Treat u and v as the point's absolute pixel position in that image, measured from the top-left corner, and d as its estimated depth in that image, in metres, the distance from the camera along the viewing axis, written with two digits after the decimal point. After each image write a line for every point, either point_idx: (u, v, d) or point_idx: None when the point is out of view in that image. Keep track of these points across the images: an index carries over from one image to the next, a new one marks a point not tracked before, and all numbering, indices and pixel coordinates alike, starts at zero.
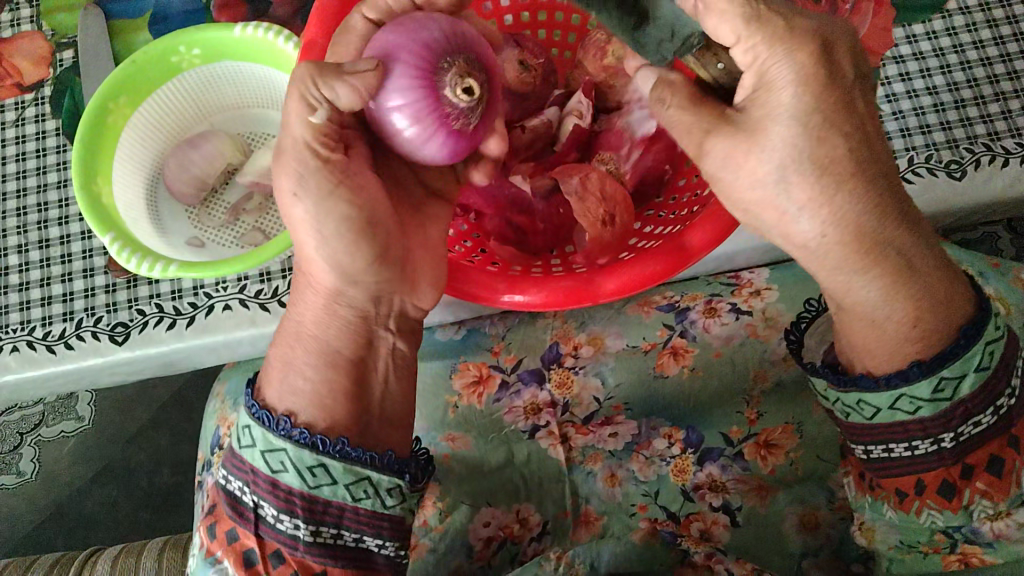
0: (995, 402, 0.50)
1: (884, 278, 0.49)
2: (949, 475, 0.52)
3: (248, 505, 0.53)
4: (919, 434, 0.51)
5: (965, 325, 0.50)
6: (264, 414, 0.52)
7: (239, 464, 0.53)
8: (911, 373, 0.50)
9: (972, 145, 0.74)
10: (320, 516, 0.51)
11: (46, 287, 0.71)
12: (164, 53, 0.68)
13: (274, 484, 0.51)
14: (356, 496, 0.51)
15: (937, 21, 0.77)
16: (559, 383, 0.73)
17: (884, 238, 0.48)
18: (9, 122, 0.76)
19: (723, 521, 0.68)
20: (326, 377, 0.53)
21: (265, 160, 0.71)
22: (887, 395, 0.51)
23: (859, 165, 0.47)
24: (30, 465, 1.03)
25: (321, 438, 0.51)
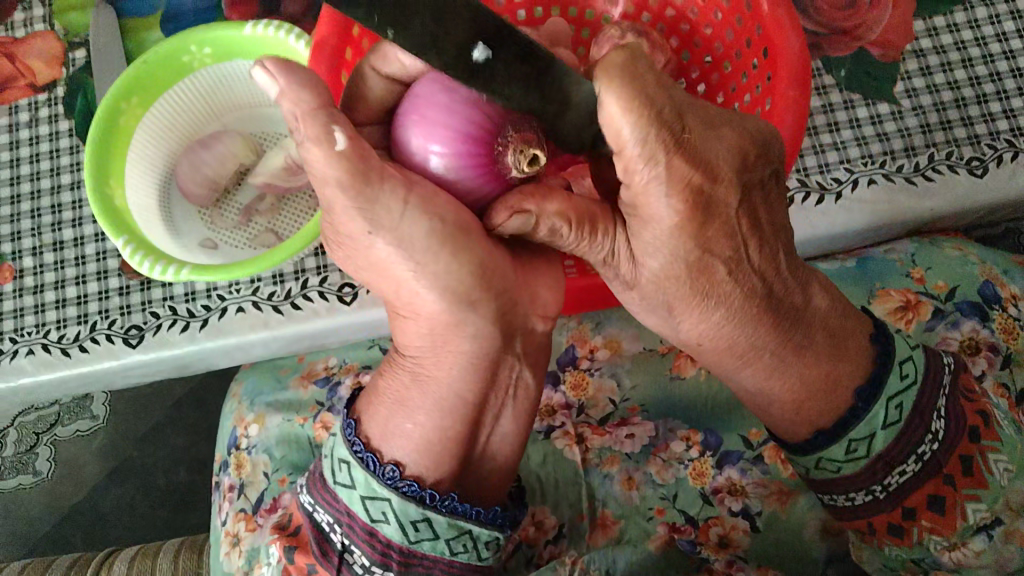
0: (914, 450, 0.52)
1: (761, 371, 0.53)
2: (894, 518, 0.55)
3: (336, 543, 0.53)
4: (853, 487, 0.54)
5: (862, 388, 0.53)
6: (368, 455, 0.51)
7: (331, 500, 0.52)
8: (820, 441, 0.54)
9: (994, 141, 0.72)
10: (414, 567, 0.51)
11: (60, 289, 0.71)
12: (174, 53, 0.67)
13: (372, 534, 0.50)
14: (455, 550, 0.50)
15: (958, 14, 0.76)
16: (575, 385, 0.73)
17: (759, 341, 0.52)
18: (22, 123, 0.76)
19: (742, 526, 0.67)
20: (441, 423, 0.51)
21: (278, 162, 0.70)
22: (808, 458, 0.55)
23: (736, 280, 0.49)
24: (47, 464, 1.05)
25: (431, 493, 0.50)
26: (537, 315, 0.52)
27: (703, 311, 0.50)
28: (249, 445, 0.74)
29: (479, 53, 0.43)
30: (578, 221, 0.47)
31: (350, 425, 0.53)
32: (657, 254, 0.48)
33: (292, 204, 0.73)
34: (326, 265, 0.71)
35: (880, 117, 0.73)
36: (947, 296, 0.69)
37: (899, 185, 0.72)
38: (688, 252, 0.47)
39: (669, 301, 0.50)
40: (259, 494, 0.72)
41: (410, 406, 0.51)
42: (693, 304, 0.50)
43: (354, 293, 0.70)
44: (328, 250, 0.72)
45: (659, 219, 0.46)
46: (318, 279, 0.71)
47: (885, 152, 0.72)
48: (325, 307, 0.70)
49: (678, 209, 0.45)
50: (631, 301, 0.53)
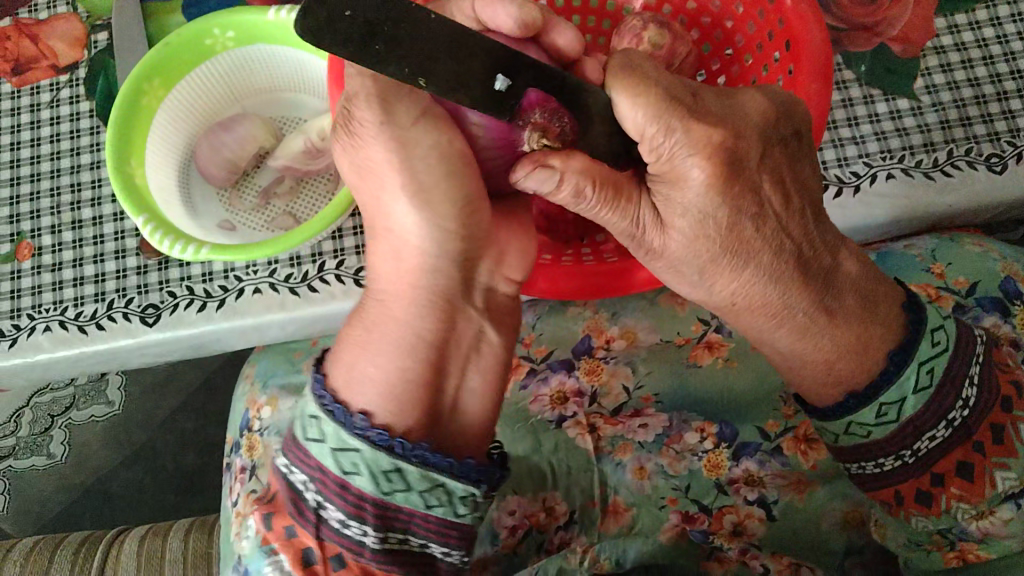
0: (946, 416, 0.52)
1: (793, 333, 0.54)
2: (923, 485, 0.54)
3: (312, 501, 0.51)
4: (882, 454, 0.54)
5: (895, 352, 0.53)
6: (339, 407, 0.49)
7: (304, 457, 0.50)
8: (850, 403, 0.53)
9: (1013, 138, 0.72)
10: (390, 520, 0.49)
11: (79, 268, 0.72)
12: (198, 35, 0.68)
13: (344, 485, 0.48)
14: (428, 504, 0.48)
15: (980, 12, 0.76)
16: (588, 371, 0.74)
17: (791, 302, 0.53)
18: (44, 104, 0.76)
19: (758, 514, 0.67)
20: (403, 364, 0.50)
21: (297, 145, 0.71)
22: (838, 422, 0.55)
23: (763, 240, 0.50)
24: (60, 448, 1.05)
25: (400, 441, 0.48)
26: (501, 275, 0.55)
27: (735, 270, 0.51)
28: (262, 427, 0.74)
29: (500, 81, 0.43)
30: (599, 183, 0.47)
31: (318, 379, 0.51)
32: (687, 214, 0.49)
33: (310, 189, 0.73)
34: (344, 248, 0.72)
35: (900, 113, 0.73)
36: (969, 291, 0.69)
37: (919, 180, 0.72)
38: (719, 210, 0.48)
39: (702, 263, 0.51)
40: (270, 475, 0.72)
41: (374, 348, 0.51)
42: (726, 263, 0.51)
43: (371, 277, 0.71)
44: (345, 234, 0.72)
45: (690, 179, 0.47)
46: (335, 262, 0.71)
47: (904, 147, 0.72)
48: (341, 290, 0.71)
49: (710, 163, 0.46)
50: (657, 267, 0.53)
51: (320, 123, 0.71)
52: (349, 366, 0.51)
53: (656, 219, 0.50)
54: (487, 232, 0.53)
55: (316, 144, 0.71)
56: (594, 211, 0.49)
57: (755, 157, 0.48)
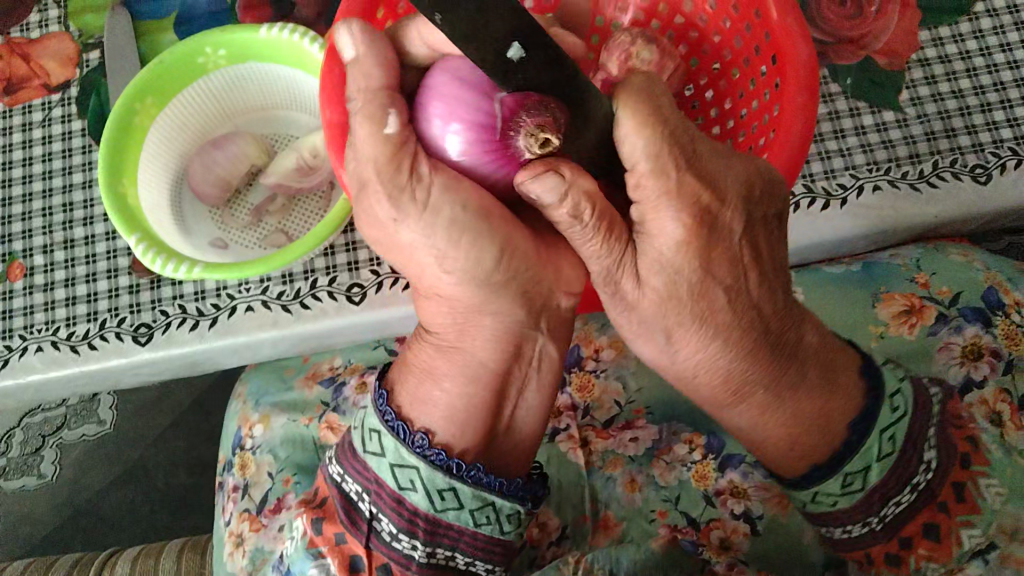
0: (911, 481, 0.53)
1: (752, 409, 0.55)
2: (891, 548, 0.55)
3: (363, 514, 0.52)
4: (850, 521, 0.54)
5: (856, 420, 0.53)
6: (399, 425, 0.51)
7: (361, 469, 0.52)
8: (815, 475, 0.54)
9: (998, 149, 0.73)
10: (439, 537, 0.51)
11: (71, 287, 0.72)
12: (190, 55, 0.68)
13: (400, 501, 0.50)
14: (478, 521, 0.50)
15: (963, 24, 0.77)
16: (580, 386, 0.74)
17: (748, 376, 0.53)
18: (35, 123, 0.77)
19: (743, 530, 0.67)
20: (468, 391, 0.52)
21: (289, 163, 0.71)
22: (805, 492, 0.55)
23: (730, 311, 0.51)
24: (51, 467, 1.05)
25: (457, 462, 0.50)
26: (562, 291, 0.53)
27: (700, 340, 0.52)
28: (254, 444, 0.74)
29: (515, 53, 0.41)
30: (598, 209, 0.47)
31: (383, 395, 0.53)
32: (660, 272, 0.50)
33: (302, 206, 0.74)
34: (336, 265, 0.72)
35: (886, 125, 0.74)
36: (952, 301, 0.70)
37: (904, 192, 0.72)
38: (691, 271, 0.50)
39: (665, 325, 0.52)
40: (262, 493, 0.72)
41: (439, 374, 0.52)
42: (690, 329, 0.52)
43: (363, 294, 0.71)
44: (337, 251, 0.72)
45: (667, 237, 0.49)
46: (327, 279, 0.71)
47: (890, 158, 0.73)
48: (333, 307, 0.71)
49: (687, 225, 0.48)
50: (624, 324, 0.53)
51: (312, 140, 0.71)
52: (416, 387, 0.53)
53: (635, 273, 0.50)
54: (541, 251, 0.51)
55: (308, 161, 0.71)
56: (588, 243, 0.48)
57: (726, 228, 0.50)
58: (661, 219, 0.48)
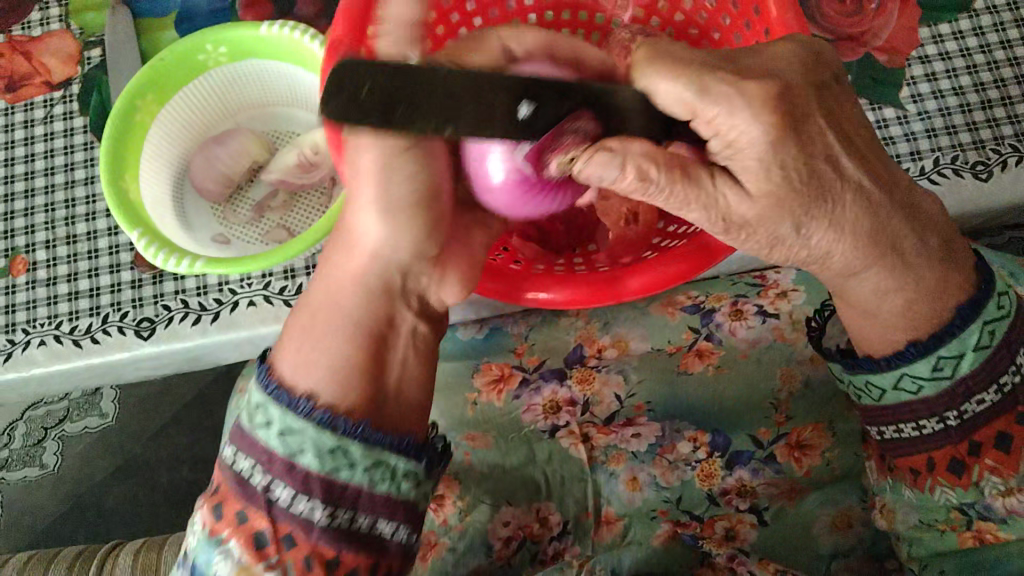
0: (997, 380, 0.51)
1: (878, 271, 0.51)
2: (957, 453, 0.53)
3: (257, 487, 0.49)
4: (926, 414, 0.53)
5: (964, 306, 0.52)
6: (282, 393, 0.51)
7: (251, 444, 0.50)
8: (909, 353, 0.52)
9: (998, 146, 0.74)
10: (336, 497, 0.49)
11: (73, 282, 0.72)
12: (191, 51, 0.68)
13: (292, 466, 0.48)
14: (374, 479, 0.49)
15: (962, 21, 0.77)
16: (581, 380, 0.74)
17: (878, 240, 0.50)
18: (38, 120, 0.77)
19: (750, 519, 0.68)
20: (343, 347, 0.52)
21: (290, 159, 0.72)
22: (889, 373, 0.53)
23: (852, 175, 0.49)
24: (54, 457, 1.06)
25: (343, 419, 0.49)
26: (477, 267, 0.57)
27: (833, 203, 0.49)
28: None
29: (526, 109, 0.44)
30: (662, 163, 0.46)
31: (264, 372, 0.52)
32: (749, 171, 0.47)
33: (305, 201, 0.74)
34: None
35: (886, 121, 0.74)
36: None
37: None
38: (791, 147, 0.47)
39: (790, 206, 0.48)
40: None
41: (318, 332, 0.52)
42: (825, 194, 0.48)
43: None
44: None
45: (749, 139, 0.46)
46: None
47: (892, 155, 0.74)
48: None
49: (769, 123, 0.46)
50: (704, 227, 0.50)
51: (313, 137, 0.72)
52: (300, 350, 0.52)
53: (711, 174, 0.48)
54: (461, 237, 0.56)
55: (309, 157, 0.72)
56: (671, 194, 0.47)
57: (823, 105, 0.49)
58: (740, 128, 0.46)
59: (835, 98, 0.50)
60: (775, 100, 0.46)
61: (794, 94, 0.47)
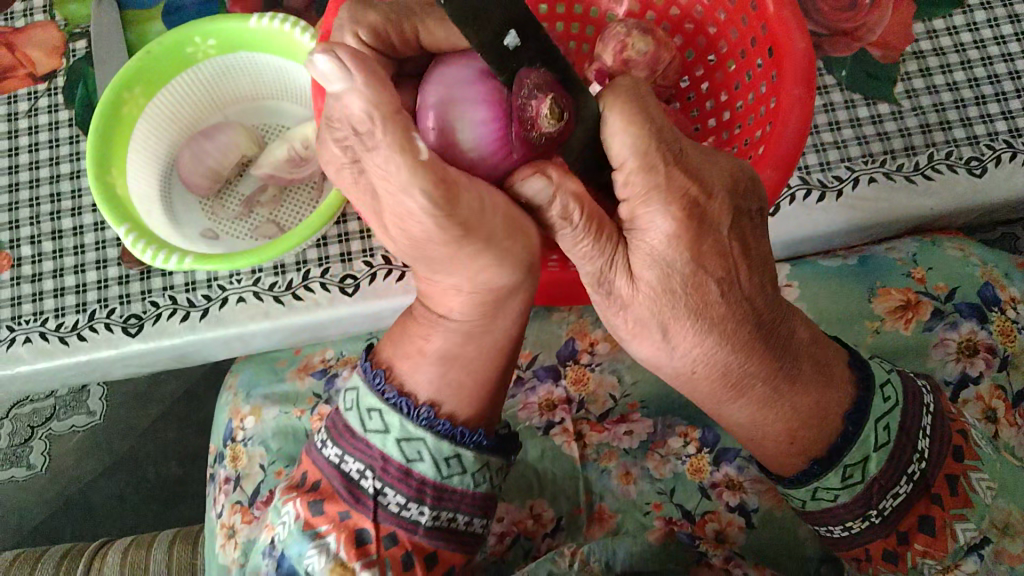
0: (906, 471, 0.53)
1: (751, 405, 0.54)
2: (889, 544, 0.55)
3: (367, 490, 0.53)
4: (850, 516, 0.55)
5: (851, 413, 0.54)
6: (402, 401, 0.53)
7: (360, 446, 0.53)
8: (814, 469, 0.54)
9: (992, 142, 0.73)
10: (446, 502, 0.53)
11: (59, 278, 0.71)
12: (179, 43, 0.67)
13: (409, 473, 0.52)
14: (478, 482, 0.53)
15: (957, 17, 0.77)
16: (576, 380, 0.74)
17: (745, 372, 0.53)
18: (22, 113, 0.76)
19: (739, 522, 0.67)
20: (480, 369, 0.54)
21: (280, 153, 0.70)
22: (804, 489, 0.56)
23: (727, 309, 0.51)
24: (40, 459, 1.04)
25: (461, 430, 0.53)
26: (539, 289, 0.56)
27: (694, 339, 0.52)
28: (246, 437, 0.74)
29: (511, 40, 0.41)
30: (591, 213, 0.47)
31: (377, 375, 0.54)
32: (653, 265, 0.50)
33: (294, 197, 0.73)
34: (328, 256, 0.71)
35: (880, 117, 0.74)
36: (947, 297, 0.70)
37: (899, 184, 0.72)
38: (682, 263, 0.50)
39: (663, 322, 0.51)
40: (254, 487, 0.72)
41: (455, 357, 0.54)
42: (687, 329, 0.51)
43: (356, 285, 0.70)
44: (330, 242, 0.71)
45: (659, 232, 0.49)
46: (319, 270, 0.71)
47: (885, 150, 0.73)
48: (326, 298, 0.70)
49: (676, 218, 0.48)
50: (620, 323, 0.53)
51: (303, 131, 0.70)
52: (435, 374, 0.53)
53: (627, 269, 0.51)
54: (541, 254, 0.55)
55: (299, 151, 0.70)
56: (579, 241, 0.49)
57: (725, 214, 0.50)
58: (650, 223, 0.49)
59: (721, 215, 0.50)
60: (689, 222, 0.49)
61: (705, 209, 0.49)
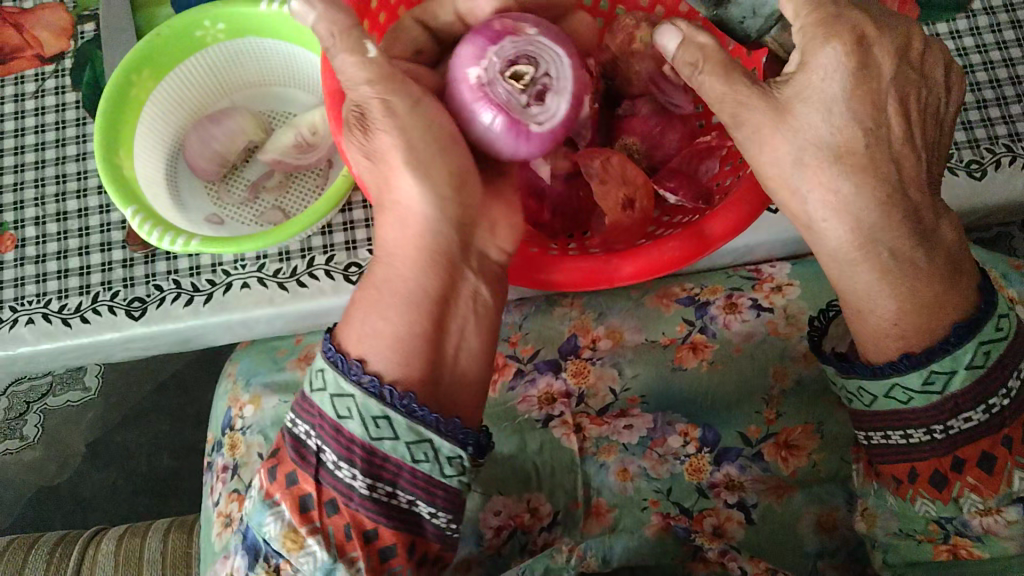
0: (986, 401, 0.50)
1: (876, 270, 0.51)
2: (941, 465, 0.52)
3: (312, 449, 0.51)
4: (914, 423, 0.52)
5: (959, 325, 0.50)
6: (339, 357, 0.51)
7: (307, 406, 0.51)
8: (901, 363, 0.51)
9: (993, 146, 0.74)
10: (379, 471, 0.50)
11: (63, 260, 0.71)
12: (189, 26, 0.67)
13: (338, 430, 0.49)
14: (416, 457, 0.49)
15: (960, 21, 0.77)
16: (576, 373, 0.74)
17: (878, 235, 0.50)
18: (28, 94, 0.75)
19: (738, 517, 0.68)
20: (407, 322, 0.53)
21: (287, 140, 0.70)
22: (879, 382, 0.52)
23: (871, 157, 0.49)
24: (34, 431, 1.05)
25: (390, 390, 0.50)
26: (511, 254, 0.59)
27: (826, 175, 0.49)
28: (244, 426, 0.74)
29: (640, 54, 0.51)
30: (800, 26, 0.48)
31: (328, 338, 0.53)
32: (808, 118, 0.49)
33: (300, 183, 0.73)
34: (333, 244, 0.71)
35: None
36: None
37: None
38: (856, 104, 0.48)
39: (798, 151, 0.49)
40: (251, 474, 0.72)
41: (381, 306, 0.53)
42: (823, 164, 0.49)
43: (360, 274, 0.70)
44: (335, 229, 0.72)
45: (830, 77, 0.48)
46: (325, 258, 0.71)
47: None
48: (331, 286, 0.70)
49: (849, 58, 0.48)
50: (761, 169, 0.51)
51: (311, 117, 0.70)
52: (361, 321, 0.53)
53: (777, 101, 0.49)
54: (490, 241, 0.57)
55: (307, 138, 0.70)
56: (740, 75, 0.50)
57: (889, 76, 0.49)
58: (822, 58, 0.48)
59: (886, 64, 0.49)
60: (857, 70, 0.48)
61: (874, 50, 0.48)
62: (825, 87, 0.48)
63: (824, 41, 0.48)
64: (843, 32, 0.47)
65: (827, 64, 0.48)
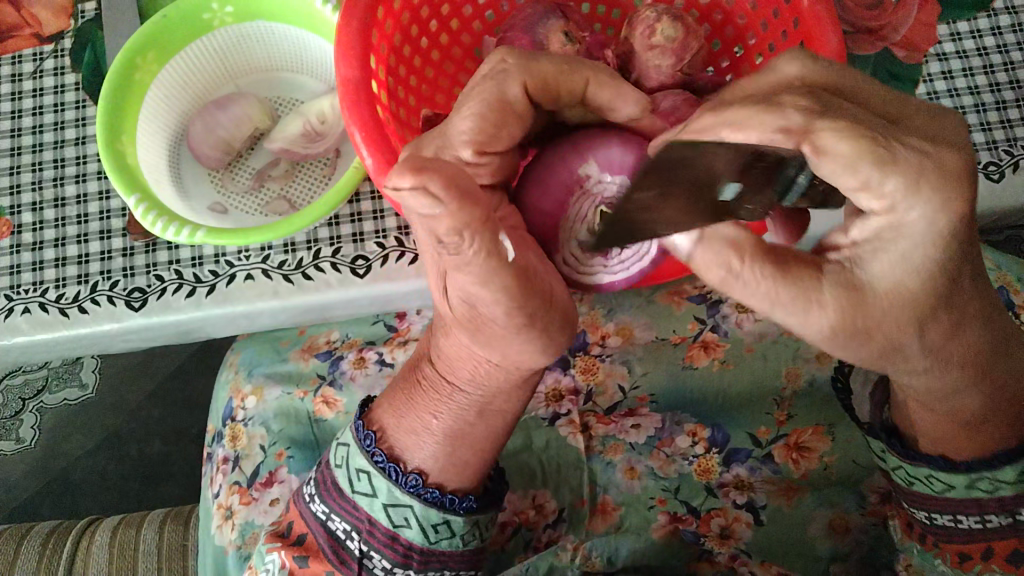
0: None
1: (982, 391, 0.47)
2: (1021, 545, 0.52)
3: (353, 553, 0.55)
4: (996, 508, 0.51)
5: None
6: (390, 466, 0.54)
7: (350, 508, 0.55)
8: (996, 461, 0.50)
9: (1011, 148, 0.73)
10: (431, 564, 0.56)
11: (60, 248, 0.69)
12: (195, 9, 0.65)
13: (395, 538, 0.54)
14: (465, 541, 0.56)
15: (981, 20, 0.76)
16: (584, 370, 0.73)
17: (989, 361, 0.46)
18: (26, 74, 0.73)
19: (746, 519, 0.67)
20: (464, 419, 0.53)
21: (295, 128, 0.68)
22: (964, 476, 0.51)
23: (973, 289, 0.42)
24: (31, 432, 1.03)
25: (450, 496, 0.54)
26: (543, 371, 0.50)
27: (953, 333, 0.42)
28: (246, 419, 0.73)
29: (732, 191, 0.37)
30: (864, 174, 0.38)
31: (368, 436, 0.55)
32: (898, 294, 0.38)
33: (306, 172, 0.71)
34: (340, 236, 0.69)
35: None
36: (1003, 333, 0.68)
37: None
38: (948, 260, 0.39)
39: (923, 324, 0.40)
40: (253, 467, 0.71)
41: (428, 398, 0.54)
42: (946, 327, 0.41)
43: (367, 266, 0.69)
44: (342, 222, 0.70)
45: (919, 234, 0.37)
46: (332, 250, 0.69)
47: None
48: (337, 279, 0.69)
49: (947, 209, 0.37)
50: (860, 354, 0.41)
51: (320, 105, 0.69)
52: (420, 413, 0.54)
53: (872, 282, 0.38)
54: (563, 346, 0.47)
55: (315, 126, 0.68)
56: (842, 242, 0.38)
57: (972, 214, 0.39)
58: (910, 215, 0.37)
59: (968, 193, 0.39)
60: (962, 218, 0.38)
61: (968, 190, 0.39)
62: (918, 263, 0.38)
63: (922, 190, 0.36)
64: (949, 185, 0.36)
65: (917, 218, 0.37)
